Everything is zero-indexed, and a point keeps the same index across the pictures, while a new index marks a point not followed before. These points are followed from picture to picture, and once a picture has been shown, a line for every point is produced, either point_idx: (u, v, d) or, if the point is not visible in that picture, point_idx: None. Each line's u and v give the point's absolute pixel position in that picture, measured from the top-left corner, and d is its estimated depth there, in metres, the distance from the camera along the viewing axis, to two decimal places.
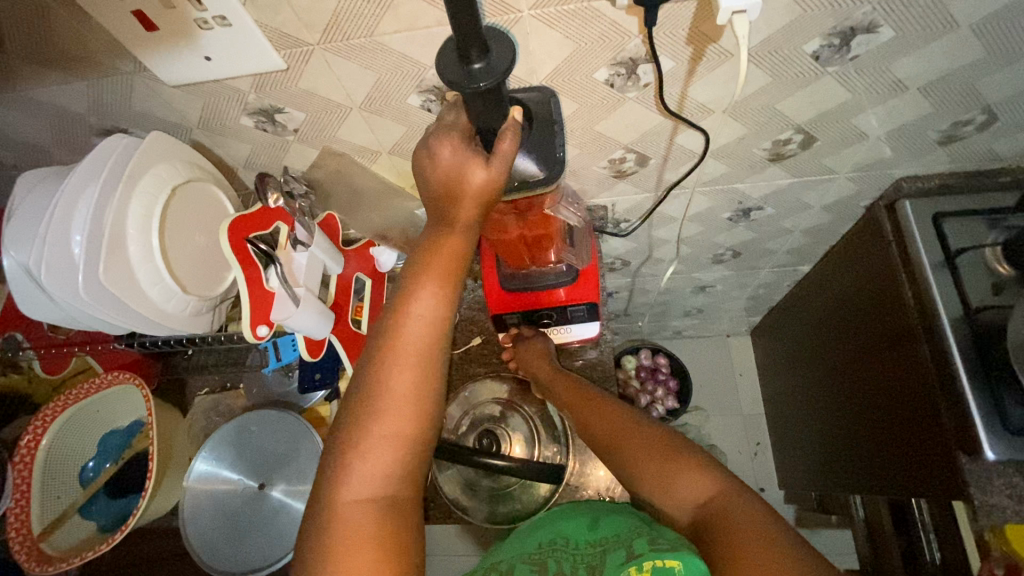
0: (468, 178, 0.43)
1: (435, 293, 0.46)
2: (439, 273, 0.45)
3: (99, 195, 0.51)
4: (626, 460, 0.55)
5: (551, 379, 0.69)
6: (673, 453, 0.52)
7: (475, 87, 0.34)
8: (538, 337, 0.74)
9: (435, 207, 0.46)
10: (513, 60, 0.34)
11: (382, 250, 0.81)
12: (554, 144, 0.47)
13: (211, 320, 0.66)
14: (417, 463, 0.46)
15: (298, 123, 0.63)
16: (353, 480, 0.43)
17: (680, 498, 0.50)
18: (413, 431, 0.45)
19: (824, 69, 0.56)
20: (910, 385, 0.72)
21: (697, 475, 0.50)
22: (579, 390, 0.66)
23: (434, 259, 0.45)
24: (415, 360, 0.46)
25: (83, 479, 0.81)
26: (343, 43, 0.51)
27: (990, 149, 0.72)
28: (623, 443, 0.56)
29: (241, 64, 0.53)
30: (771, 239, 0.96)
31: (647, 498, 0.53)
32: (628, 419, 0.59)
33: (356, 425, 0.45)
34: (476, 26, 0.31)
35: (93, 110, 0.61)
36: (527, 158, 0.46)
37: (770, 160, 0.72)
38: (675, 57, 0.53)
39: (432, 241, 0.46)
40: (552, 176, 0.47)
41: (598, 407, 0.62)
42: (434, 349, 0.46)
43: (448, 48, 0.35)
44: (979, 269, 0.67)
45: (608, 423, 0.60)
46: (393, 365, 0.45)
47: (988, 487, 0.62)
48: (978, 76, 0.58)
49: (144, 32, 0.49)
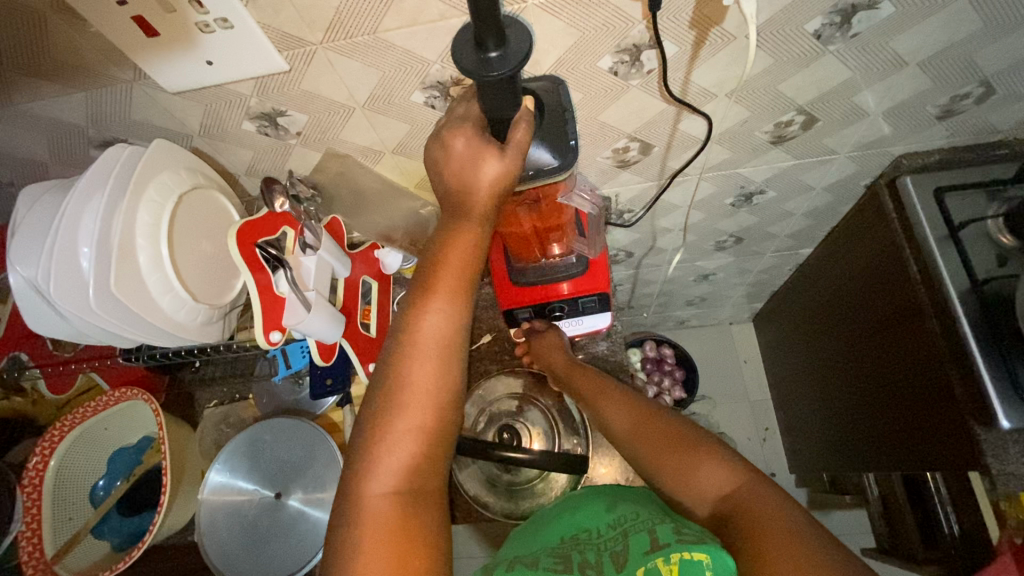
0: (484, 168, 0.43)
1: (453, 285, 0.46)
2: (457, 266, 0.46)
3: (106, 207, 0.50)
4: (646, 453, 0.55)
5: (565, 372, 0.69)
6: (693, 445, 0.52)
7: (493, 74, 0.34)
8: (548, 330, 0.74)
9: (450, 200, 0.46)
10: (530, 47, 0.34)
11: (387, 251, 0.80)
12: (566, 132, 0.47)
13: (222, 328, 0.66)
14: (441, 455, 0.46)
15: (301, 126, 0.62)
16: (378, 475, 0.43)
17: (700, 492, 0.49)
18: (437, 423, 0.45)
19: (825, 48, 0.56)
20: (920, 360, 0.73)
21: (719, 468, 0.49)
22: (593, 381, 0.65)
23: (451, 252, 0.45)
24: (437, 352, 0.46)
25: (94, 498, 0.80)
26: (346, 42, 0.50)
27: (987, 122, 0.72)
28: (641, 436, 0.56)
29: (243, 67, 0.52)
30: (773, 223, 0.97)
31: (666, 490, 0.53)
32: (646, 410, 0.59)
33: (378, 419, 0.44)
34: (495, 11, 0.31)
35: (92, 122, 0.60)
36: (540, 147, 0.47)
37: (772, 143, 0.72)
38: (678, 41, 0.53)
39: (448, 235, 0.46)
40: (566, 164, 0.47)
41: (614, 399, 0.62)
42: (455, 341, 0.46)
43: (462, 36, 0.35)
44: (983, 241, 0.67)
45: (626, 414, 0.59)
46: (414, 358, 0.45)
47: (1004, 456, 0.62)
48: (976, 49, 0.58)
49: (143, 38, 0.49)
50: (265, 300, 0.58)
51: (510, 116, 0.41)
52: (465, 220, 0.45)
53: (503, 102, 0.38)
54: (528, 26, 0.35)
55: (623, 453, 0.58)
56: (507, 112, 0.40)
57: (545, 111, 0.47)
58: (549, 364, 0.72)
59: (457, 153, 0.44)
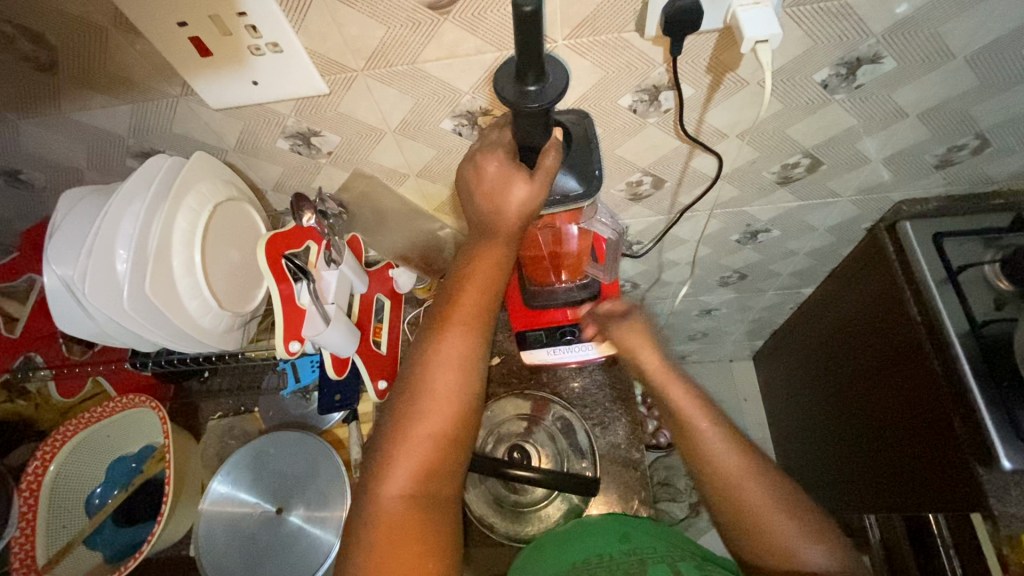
0: (514, 193, 0.46)
1: (477, 301, 0.50)
2: (481, 281, 0.49)
3: (146, 211, 0.52)
4: (746, 504, 0.54)
5: (659, 377, 0.63)
6: (796, 513, 0.53)
7: (531, 105, 0.37)
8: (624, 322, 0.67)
9: (482, 221, 0.49)
10: (566, 84, 0.37)
11: (399, 271, 0.81)
12: (591, 161, 0.50)
13: (241, 336, 0.67)
14: (456, 463, 0.48)
15: (332, 146, 0.65)
16: (395, 477, 0.46)
17: (795, 565, 0.51)
18: (454, 432, 0.48)
19: (831, 96, 0.60)
20: (920, 400, 0.74)
21: (818, 546, 0.52)
22: (698, 403, 0.60)
23: (477, 271, 0.49)
24: (458, 363, 0.49)
25: (89, 507, 0.79)
26: (386, 70, 0.54)
27: (983, 173, 0.76)
28: (745, 487, 0.54)
29: (286, 89, 0.56)
30: (776, 261, 1.00)
31: (749, 546, 0.54)
32: (751, 463, 0.56)
33: (399, 424, 0.48)
34: (537, 52, 0.34)
35: (133, 132, 0.63)
36: (567, 174, 0.49)
37: (778, 183, 0.75)
38: (694, 84, 0.57)
39: (474, 251, 0.50)
40: (590, 190, 0.50)
41: (720, 434, 0.57)
42: (475, 354, 0.49)
43: (503, 70, 0.38)
44: (980, 285, 0.70)
45: (732, 464, 0.56)
46: (437, 367, 0.49)
47: (1006, 497, 0.63)
48: (971, 104, 0.62)
49: (197, 57, 0.52)
50: (288, 311, 0.59)
51: (540, 144, 0.44)
52: (494, 241, 0.49)
53: (535, 132, 0.41)
54: (564, 65, 0.39)
55: (712, 492, 0.56)
56: (538, 141, 0.43)
57: (573, 143, 0.51)
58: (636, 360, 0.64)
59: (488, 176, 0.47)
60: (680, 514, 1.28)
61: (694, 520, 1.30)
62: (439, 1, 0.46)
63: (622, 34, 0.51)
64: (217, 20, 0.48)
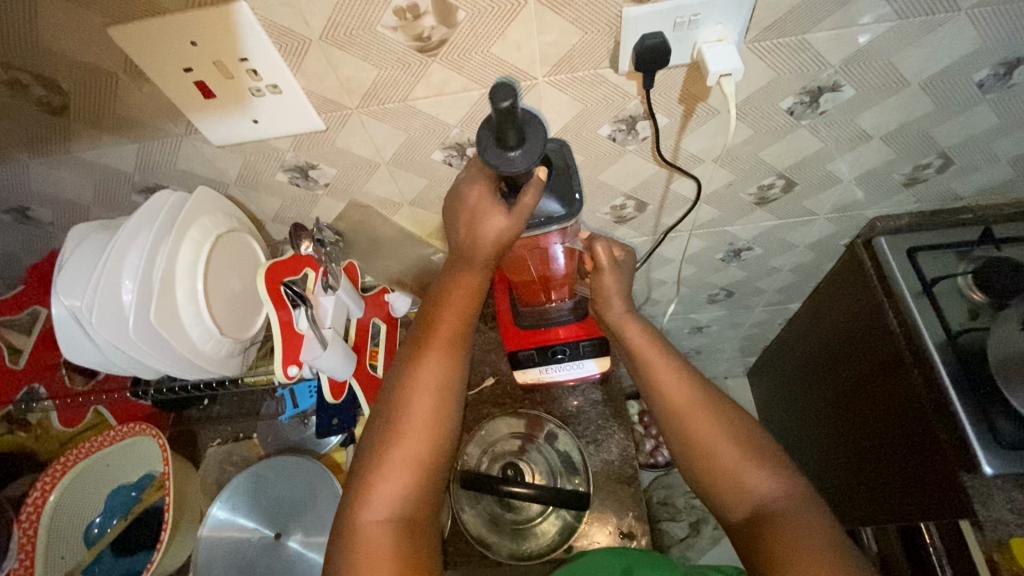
0: (493, 221, 0.50)
1: (451, 331, 0.56)
2: (455, 312, 0.56)
3: (153, 243, 0.55)
4: (699, 438, 0.57)
5: (619, 320, 0.66)
6: (747, 443, 0.55)
7: (513, 168, 0.43)
8: (610, 271, 0.65)
9: (462, 251, 0.53)
10: (542, 146, 0.43)
11: (396, 296, 0.84)
12: (572, 185, 0.53)
13: (241, 362, 0.69)
14: (433, 486, 0.52)
15: (329, 178, 0.68)
16: (374, 501, 0.49)
17: (741, 489, 0.54)
18: (429, 455, 0.52)
19: (798, 122, 0.64)
20: (905, 412, 0.76)
21: (766, 471, 0.54)
22: (654, 342, 0.64)
23: (451, 302, 0.56)
24: (434, 389, 0.54)
25: (88, 538, 0.79)
26: (379, 107, 0.57)
27: (951, 189, 0.79)
28: (693, 418, 0.58)
29: (284, 127, 0.59)
30: (761, 278, 1.02)
31: (703, 481, 0.56)
32: (701, 395, 0.59)
33: (379, 449, 0.52)
34: (514, 124, 0.40)
35: (139, 169, 0.66)
36: (549, 198, 0.53)
37: (756, 204, 0.79)
38: (669, 113, 0.61)
39: (448, 287, 0.56)
40: (570, 211, 0.53)
41: (674, 367, 0.61)
42: (450, 381, 0.55)
43: (484, 133, 0.43)
44: (955, 297, 0.73)
45: (681, 394, 0.59)
46: (414, 395, 0.54)
47: (989, 502, 0.64)
48: (932, 125, 0.66)
49: (202, 99, 0.55)
50: (287, 336, 0.61)
51: (521, 182, 0.47)
52: (468, 272, 0.55)
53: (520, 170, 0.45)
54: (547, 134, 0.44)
55: (669, 431, 0.59)
56: (520, 176, 0.46)
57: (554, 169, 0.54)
58: (607, 301, 0.66)
59: (471, 201, 0.51)
60: (680, 533, 1.29)
61: (695, 539, 1.29)
62: (426, 45, 0.50)
63: (597, 70, 0.54)
64: (220, 65, 0.52)
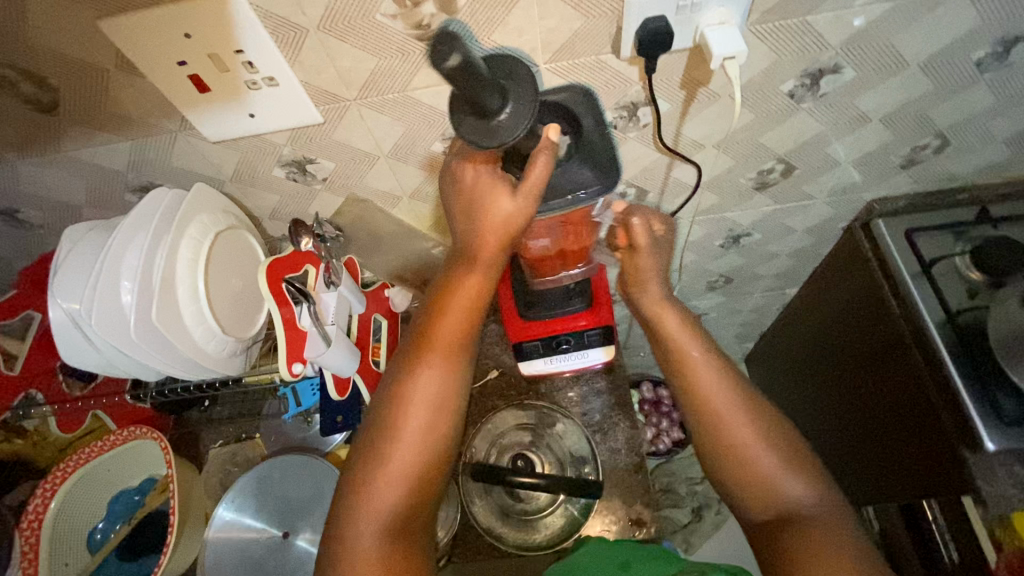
0: (500, 204, 0.50)
1: (450, 338, 0.55)
2: (455, 317, 0.55)
3: (151, 242, 0.54)
4: (733, 440, 0.56)
5: (653, 308, 0.64)
6: (783, 447, 0.56)
7: (501, 134, 0.42)
8: (647, 250, 0.65)
9: (465, 245, 0.53)
10: (528, 100, 0.42)
11: (395, 291, 0.84)
12: (605, 152, 0.54)
13: (244, 361, 0.68)
14: (426, 499, 0.53)
15: (327, 172, 0.67)
16: (367, 517, 0.50)
17: (768, 494, 0.54)
18: (424, 468, 0.52)
19: (798, 105, 0.64)
20: (906, 390, 0.76)
21: (799, 479, 0.54)
22: (692, 335, 0.62)
23: (455, 303, 0.55)
24: (431, 400, 0.53)
25: (91, 543, 0.79)
26: (378, 98, 0.56)
27: (947, 170, 0.80)
28: (729, 420, 0.57)
29: (282, 121, 0.58)
30: (760, 263, 1.03)
31: (730, 482, 0.56)
32: (738, 397, 0.58)
33: (372, 463, 0.51)
34: (477, 84, 0.39)
35: (133, 167, 0.65)
36: (582, 166, 0.53)
37: (756, 189, 0.79)
38: (670, 99, 0.60)
39: (449, 291, 0.55)
40: (606, 182, 0.54)
41: (713, 366, 0.60)
42: (448, 390, 0.54)
43: (463, 116, 0.43)
44: (953, 277, 0.74)
45: (717, 395, 0.58)
46: (410, 407, 0.53)
47: (992, 478, 0.65)
48: (930, 106, 0.66)
49: (197, 93, 0.54)
50: (289, 335, 0.61)
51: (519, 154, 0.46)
52: (473, 270, 0.54)
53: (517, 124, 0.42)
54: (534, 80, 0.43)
55: (700, 427, 0.58)
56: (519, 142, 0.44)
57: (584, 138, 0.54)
58: (642, 286, 0.65)
59: (478, 191, 0.50)
60: (684, 519, 1.30)
61: (699, 525, 1.30)
62: (426, 33, 0.49)
63: (599, 56, 0.54)
64: (215, 58, 0.51)
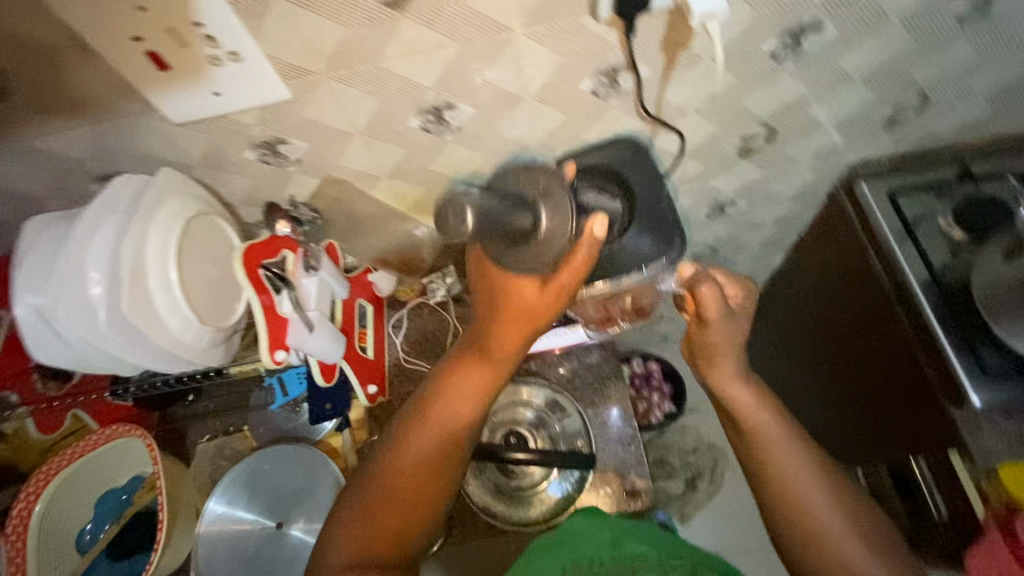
0: (530, 287, 0.54)
1: (456, 403, 0.60)
2: (463, 388, 0.61)
3: (117, 232, 0.52)
4: (799, 502, 0.58)
5: (725, 385, 0.66)
6: (859, 517, 0.58)
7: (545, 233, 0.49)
8: (718, 323, 0.62)
9: (484, 327, 0.60)
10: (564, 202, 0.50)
11: (380, 275, 0.80)
12: (664, 219, 0.60)
13: (225, 351, 0.67)
14: (404, 542, 0.56)
15: (300, 153, 0.65)
16: (344, 546, 0.54)
17: (830, 560, 0.56)
18: (406, 513, 0.57)
19: (781, 66, 0.63)
20: (891, 351, 0.77)
21: (875, 554, 0.55)
22: (770, 408, 0.64)
23: (464, 379, 0.61)
24: (429, 454, 0.59)
25: (80, 545, 0.77)
26: (349, 71, 0.54)
27: (928, 129, 0.80)
28: (798, 485, 0.59)
29: (249, 98, 0.56)
30: (745, 232, 1.03)
31: (794, 551, 0.58)
32: (812, 467, 0.60)
33: (361, 503, 0.57)
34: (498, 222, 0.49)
35: (95, 155, 0.62)
36: (643, 237, 0.59)
37: (739, 155, 0.78)
38: (651, 63, 0.59)
39: (461, 367, 0.61)
40: (665, 247, 0.60)
41: (791, 439, 0.62)
42: (445, 446, 0.59)
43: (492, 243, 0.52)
44: (937, 235, 0.74)
45: (790, 463, 0.60)
46: (404, 456, 0.58)
47: (978, 431, 0.66)
48: (911, 63, 0.66)
49: (156, 71, 0.52)
50: (270, 322, 0.59)
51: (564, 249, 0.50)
52: (486, 355, 0.61)
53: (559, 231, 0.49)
54: (567, 194, 0.51)
55: (767, 490, 0.61)
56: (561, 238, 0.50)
57: (639, 210, 0.60)
58: (714, 362, 0.65)
59: (500, 281, 0.55)
60: (678, 490, 1.32)
61: (693, 495, 1.32)
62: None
63: (577, 19, 0.52)
64: (172, 33, 0.48)
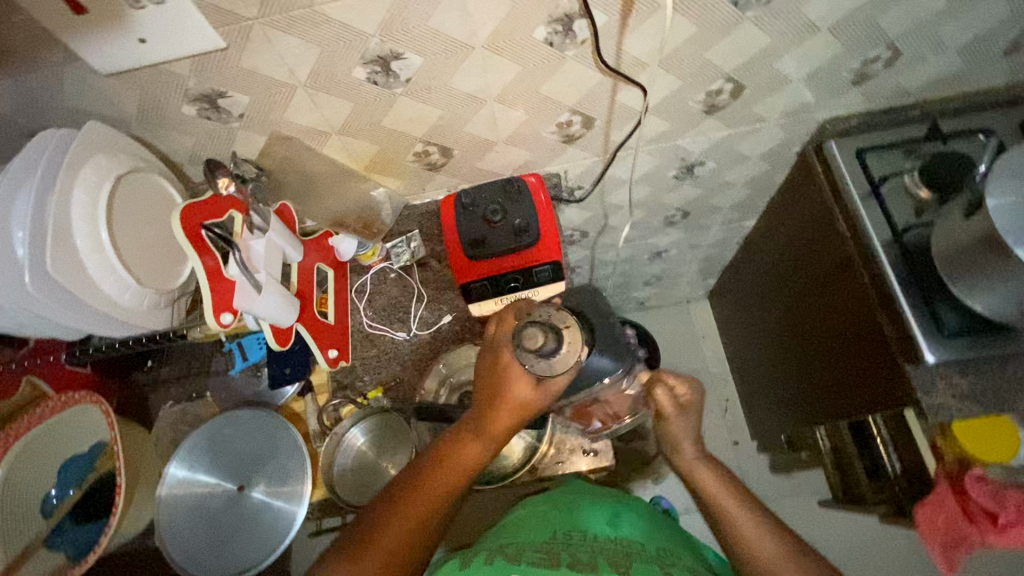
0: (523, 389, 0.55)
1: (442, 484, 0.55)
2: (450, 469, 0.55)
3: (39, 188, 0.49)
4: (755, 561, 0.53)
5: (691, 464, 0.62)
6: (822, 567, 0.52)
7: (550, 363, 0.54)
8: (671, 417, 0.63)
9: (483, 413, 0.56)
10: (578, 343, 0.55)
11: (342, 238, 0.78)
12: (618, 337, 0.64)
13: (172, 315, 0.65)
14: None
15: (242, 107, 0.62)
16: None
17: None
18: None
19: (743, 15, 0.60)
20: (853, 311, 0.77)
21: None
22: (732, 487, 0.59)
23: (454, 462, 0.56)
24: (406, 536, 0.52)
25: (44, 509, 0.74)
26: (283, 16, 0.51)
27: (898, 86, 0.78)
28: (757, 548, 0.54)
29: (178, 47, 0.53)
30: (715, 194, 1.01)
31: None
32: (766, 530, 0.55)
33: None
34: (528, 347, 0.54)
35: (22, 110, 0.59)
36: (604, 356, 0.61)
37: (705, 112, 0.76)
38: (607, 10, 0.56)
39: (454, 445, 0.57)
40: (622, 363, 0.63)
41: (750, 512, 0.57)
42: (422, 530, 0.53)
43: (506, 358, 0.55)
44: (901, 194, 0.73)
45: (752, 531, 0.55)
46: (377, 537, 0.51)
47: (933, 390, 0.66)
48: (879, 13, 0.64)
49: (73, 15, 0.48)
50: (215, 286, 0.57)
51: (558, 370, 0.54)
52: (481, 438, 0.56)
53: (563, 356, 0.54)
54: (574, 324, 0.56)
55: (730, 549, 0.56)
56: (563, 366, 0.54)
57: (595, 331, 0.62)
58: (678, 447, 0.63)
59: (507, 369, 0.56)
60: None
61: None
62: None
63: None
64: None
